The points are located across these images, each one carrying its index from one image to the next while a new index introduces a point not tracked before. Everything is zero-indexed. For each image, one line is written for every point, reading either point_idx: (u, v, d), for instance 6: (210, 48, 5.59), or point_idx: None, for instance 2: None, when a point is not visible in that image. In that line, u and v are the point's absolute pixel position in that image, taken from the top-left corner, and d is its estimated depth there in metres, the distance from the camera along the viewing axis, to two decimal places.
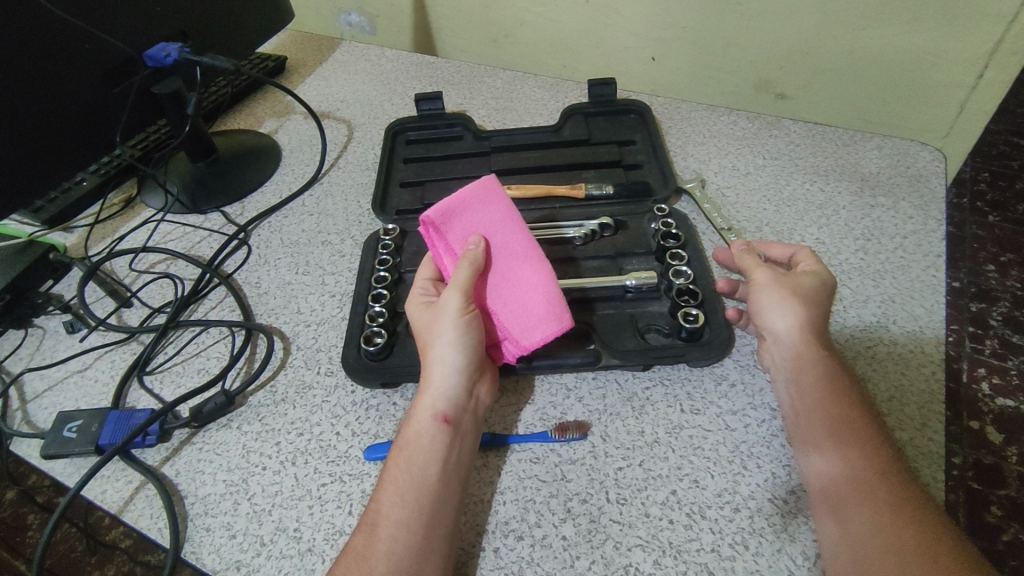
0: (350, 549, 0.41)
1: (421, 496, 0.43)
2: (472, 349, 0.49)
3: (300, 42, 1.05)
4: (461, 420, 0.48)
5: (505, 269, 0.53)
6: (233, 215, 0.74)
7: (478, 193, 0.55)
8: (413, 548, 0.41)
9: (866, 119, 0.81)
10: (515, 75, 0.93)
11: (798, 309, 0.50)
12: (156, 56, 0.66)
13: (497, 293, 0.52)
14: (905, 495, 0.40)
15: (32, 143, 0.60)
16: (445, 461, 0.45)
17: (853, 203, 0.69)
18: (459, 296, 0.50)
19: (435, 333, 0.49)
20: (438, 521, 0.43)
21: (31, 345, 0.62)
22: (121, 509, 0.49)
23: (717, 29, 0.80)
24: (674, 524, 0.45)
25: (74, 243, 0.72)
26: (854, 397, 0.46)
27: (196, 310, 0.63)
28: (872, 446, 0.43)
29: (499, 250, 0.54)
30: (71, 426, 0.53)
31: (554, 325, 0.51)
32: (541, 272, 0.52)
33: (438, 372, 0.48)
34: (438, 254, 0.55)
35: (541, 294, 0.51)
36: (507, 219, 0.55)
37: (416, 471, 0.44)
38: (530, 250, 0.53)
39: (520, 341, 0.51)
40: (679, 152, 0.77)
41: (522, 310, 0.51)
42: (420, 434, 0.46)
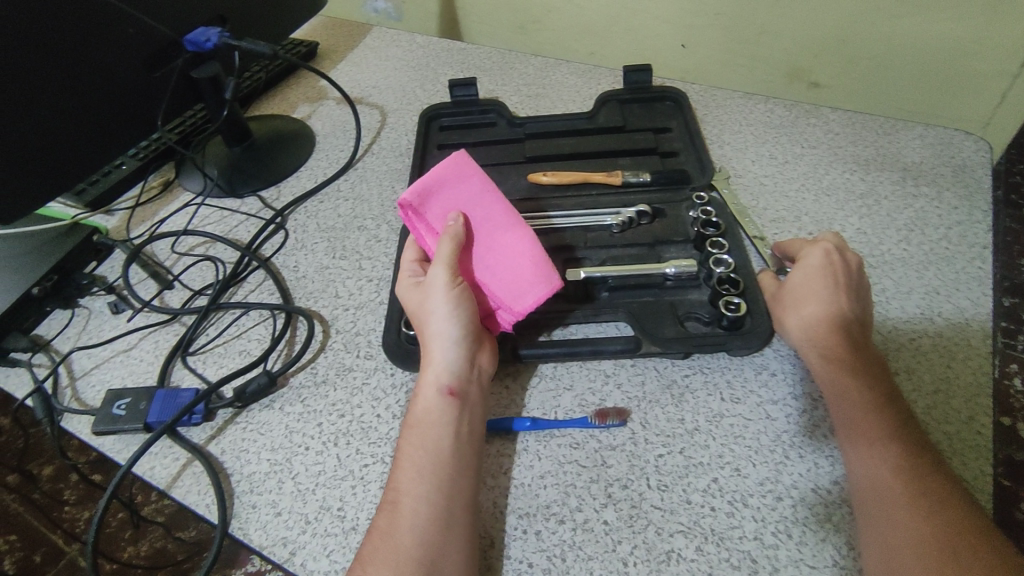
0: (376, 527, 0.42)
1: (437, 470, 0.44)
2: (468, 320, 0.49)
3: (331, 27, 1.06)
4: (467, 391, 0.48)
5: (489, 240, 0.53)
6: (270, 199, 0.74)
7: (451, 168, 0.53)
8: (434, 522, 0.41)
9: (907, 109, 0.80)
10: (546, 62, 0.93)
11: (785, 322, 0.52)
12: (196, 41, 0.67)
13: (485, 263, 0.52)
14: (935, 487, 0.40)
15: (78, 127, 0.61)
16: (457, 434, 0.46)
17: (895, 193, 0.67)
18: (444, 271, 0.50)
19: (428, 309, 0.50)
20: (459, 494, 0.43)
21: (78, 324, 0.63)
22: (170, 484, 0.50)
23: (753, 16, 0.79)
24: (716, 511, 0.45)
25: (115, 225, 0.73)
26: (879, 387, 0.46)
27: (236, 293, 0.64)
28: (901, 438, 0.43)
29: (479, 222, 0.53)
30: (119, 403, 0.54)
31: (545, 287, 0.51)
32: (526, 239, 0.52)
33: (439, 347, 0.48)
34: (420, 236, 0.54)
35: (528, 260, 0.51)
36: (485, 192, 0.54)
37: (428, 446, 0.45)
38: (511, 219, 0.53)
39: (514, 309, 0.51)
40: (716, 139, 0.76)
41: (511, 278, 0.51)
42: (428, 411, 0.47)
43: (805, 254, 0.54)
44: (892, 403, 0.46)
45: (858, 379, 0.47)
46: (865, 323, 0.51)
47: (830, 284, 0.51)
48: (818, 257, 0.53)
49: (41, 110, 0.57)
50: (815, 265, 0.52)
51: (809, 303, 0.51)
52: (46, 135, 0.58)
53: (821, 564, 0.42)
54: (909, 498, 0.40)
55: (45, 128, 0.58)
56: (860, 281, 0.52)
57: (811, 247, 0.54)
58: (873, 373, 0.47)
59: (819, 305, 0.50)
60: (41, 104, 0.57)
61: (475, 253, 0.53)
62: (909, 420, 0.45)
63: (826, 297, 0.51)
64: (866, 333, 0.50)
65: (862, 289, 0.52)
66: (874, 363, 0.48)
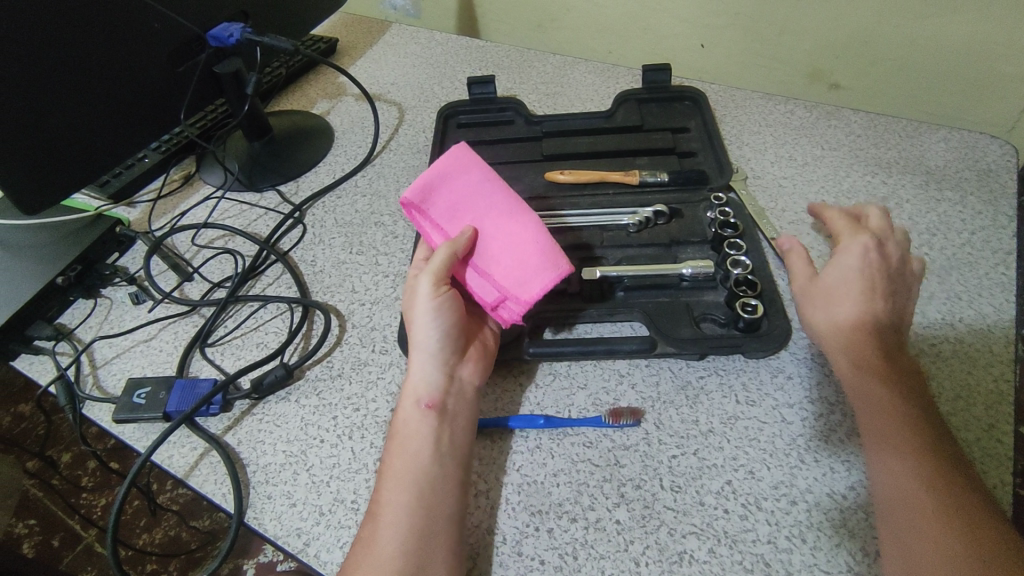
0: (358, 540, 0.42)
1: (413, 481, 0.44)
2: (449, 330, 0.49)
3: (350, 24, 1.06)
4: (447, 403, 0.48)
5: (493, 230, 0.52)
6: (289, 194, 0.75)
7: (452, 161, 0.54)
8: (410, 531, 0.41)
9: (941, 115, 0.78)
10: (565, 60, 0.92)
11: (812, 316, 0.52)
12: (219, 36, 0.68)
13: (489, 253, 0.51)
14: (955, 503, 0.39)
15: (102, 121, 0.62)
16: (436, 445, 0.45)
17: (917, 196, 0.67)
18: (429, 279, 0.50)
19: (412, 322, 0.50)
20: (437, 505, 0.43)
21: (100, 314, 0.64)
22: (187, 473, 0.51)
23: (774, 16, 0.78)
24: (730, 513, 0.44)
25: (137, 217, 0.74)
26: (907, 393, 0.45)
27: (254, 286, 0.65)
28: (922, 449, 0.42)
29: (483, 212, 0.53)
30: (140, 392, 0.55)
31: (551, 272, 0.50)
32: (529, 225, 0.52)
33: (419, 360, 0.49)
34: (426, 233, 0.55)
35: (532, 245, 0.51)
36: (486, 183, 0.54)
37: (405, 457, 0.45)
38: (514, 206, 0.53)
39: (520, 297, 0.49)
40: (735, 140, 0.76)
41: (515, 265, 0.50)
42: (405, 422, 0.47)
43: (845, 250, 0.53)
44: (920, 413, 0.44)
45: (886, 383, 0.46)
46: (897, 325, 0.50)
47: (860, 282, 0.51)
48: (858, 257, 0.52)
49: (65, 105, 0.58)
50: (855, 265, 0.52)
51: (840, 300, 0.51)
52: (70, 129, 0.59)
53: (836, 570, 0.41)
54: (930, 511, 0.39)
55: (70, 121, 0.59)
56: (897, 282, 0.51)
57: (849, 240, 0.54)
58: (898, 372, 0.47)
59: (851, 303, 0.50)
60: (66, 98, 0.57)
61: (479, 243, 0.52)
62: (941, 434, 0.43)
63: (859, 295, 0.50)
64: (899, 336, 0.49)
65: (900, 290, 0.51)
66: (904, 368, 0.47)
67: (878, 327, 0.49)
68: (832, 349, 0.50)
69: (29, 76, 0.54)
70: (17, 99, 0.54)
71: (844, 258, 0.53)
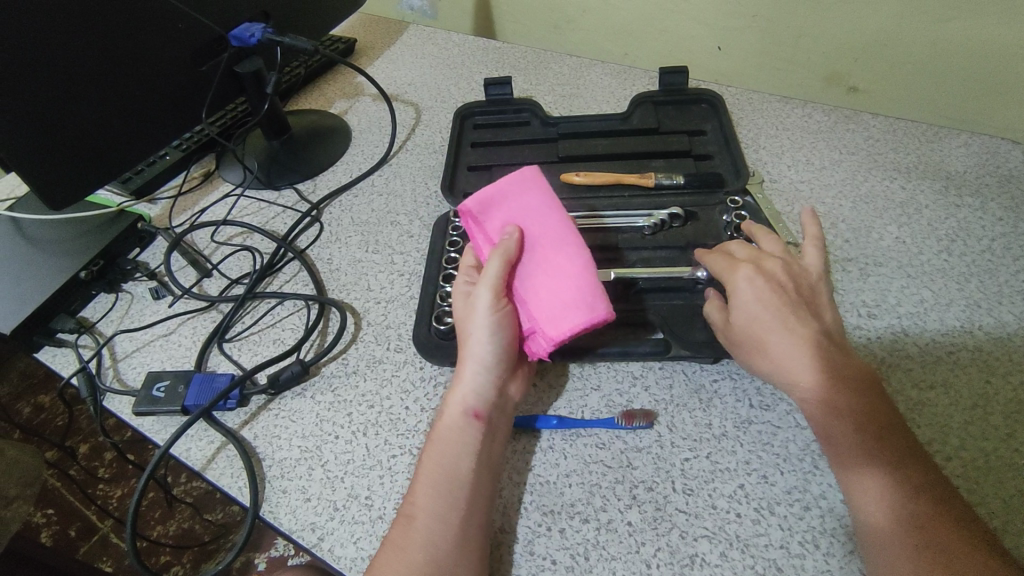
0: (390, 540, 0.42)
1: (453, 491, 0.43)
2: (504, 346, 0.49)
3: (368, 24, 1.07)
4: (492, 417, 0.48)
5: (538, 257, 0.50)
6: (306, 192, 0.76)
7: (515, 181, 0.53)
8: (447, 542, 0.41)
9: (968, 118, 0.76)
10: (581, 62, 0.93)
11: (757, 366, 0.48)
12: (241, 36, 0.69)
13: (530, 281, 0.49)
14: (941, 536, 0.37)
15: (125, 119, 0.63)
16: (478, 458, 0.45)
17: (937, 202, 0.66)
18: (489, 293, 0.48)
19: (469, 328, 0.49)
20: (475, 517, 0.43)
21: (121, 308, 0.65)
22: (204, 466, 0.52)
23: (793, 19, 0.78)
24: (742, 517, 0.44)
25: (158, 213, 0.75)
26: (865, 417, 0.42)
27: (272, 282, 0.66)
28: (896, 481, 0.40)
29: (534, 236, 0.51)
30: (159, 385, 0.56)
31: (584, 314, 0.47)
32: (575, 259, 0.49)
33: (471, 368, 0.48)
34: (478, 245, 0.54)
35: (572, 282, 0.48)
36: (546, 206, 0.52)
37: (448, 466, 0.45)
38: (567, 236, 0.50)
39: (549, 334, 0.48)
40: (751, 143, 0.76)
41: (552, 299, 0.48)
42: (451, 430, 0.46)
43: (732, 284, 0.50)
44: (889, 436, 0.42)
45: (839, 418, 0.43)
46: (833, 338, 0.47)
47: (773, 310, 0.47)
48: (747, 291, 0.49)
49: (90, 103, 0.59)
50: (750, 299, 0.48)
51: (771, 336, 0.47)
52: (95, 127, 0.60)
53: None
54: (911, 550, 0.37)
55: (95, 119, 0.60)
56: (806, 296, 0.49)
57: (733, 271, 0.51)
58: (860, 404, 0.43)
59: (781, 337, 0.46)
60: (91, 96, 0.58)
61: (523, 266, 0.50)
62: (913, 451, 0.41)
63: (787, 324, 0.47)
64: (838, 347, 0.47)
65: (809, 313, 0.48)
66: (852, 387, 0.44)
67: (822, 349, 0.46)
68: (788, 393, 0.46)
69: (55, 74, 0.55)
70: (45, 98, 0.55)
71: (742, 294, 0.49)
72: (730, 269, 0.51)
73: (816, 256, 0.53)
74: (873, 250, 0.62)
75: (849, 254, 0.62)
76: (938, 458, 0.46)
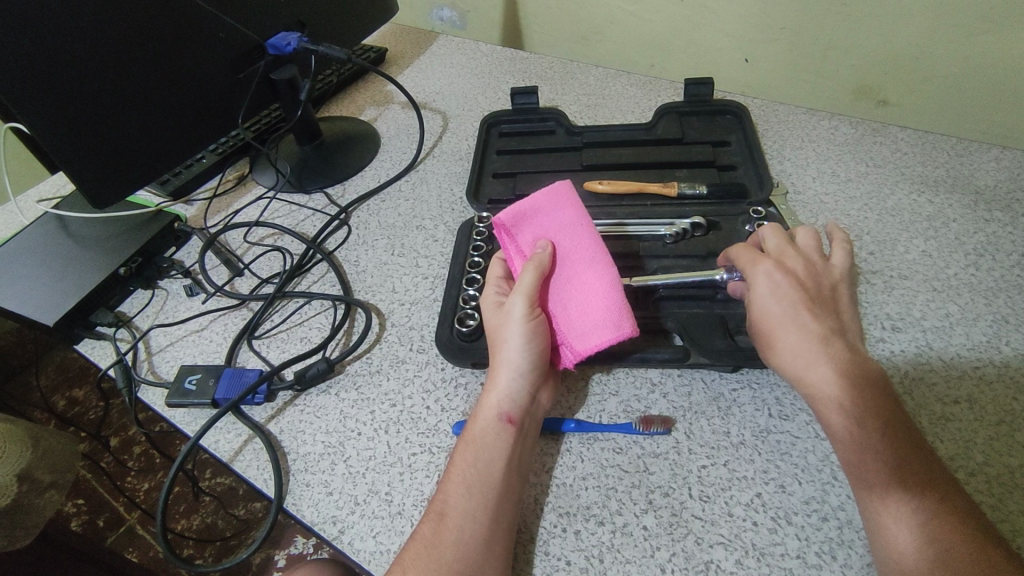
0: (419, 536, 0.42)
1: (485, 491, 0.43)
2: (538, 356, 0.49)
3: (399, 35, 1.10)
4: (524, 423, 0.48)
5: (570, 272, 0.52)
6: (335, 197, 0.78)
7: (549, 197, 0.55)
8: (478, 540, 0.41)
9: (1003, 133, 0.75)
10: (607, 73, 0.94)
11: (772, 361, 0.48)
12: (278, 45, 0.71)
13: (561, 296, 0.51)
14: (952, 538, 0.37)
15: (164, 119, 0.65)
16: (509, 461, 0.46)
17: (965, 216, 0.65)
18: (524, 302, 0.50)
19: (503, 336, 0.50)
20: (504, 519, 0.43)
21: (156, 304, 0.68)
22: (232, 457, 0.53)
23: (819, 31, 0.78)
24: (758, 526, 0.44)
25: (194, 213, 0.78)
26: (875, 418, 0.42)
27: (301, 282, 0.68)
28: (902, 482, 0.39)
29: (566, 253, 0.52)
30: (190, 378, 0.58)
31: (612, 332, 0.49)
32: (605, 279, 0.50)
33: (505, 374, 0.49)
34: (509, 255, 0.55)
35: (602, 301, 0.50)
36: (579, 223, 0.53)
37: (481, 466, 0.45)
38: (598, 255, 0.52)
39: (576, 348, 0.49)
40: (776, 155, 0.76)
41: (582, 316, 0.50)
42: (484, 432, 0.47)
43: (752, 277, 0.51)
44: (902, 438, 0.41)
45: (847, 418, 0.43)
46: (852, 339, 0.47)
47: (786, 305, 0.48)
48: (766, 283, 0.50)
49: (132, 105, 0.61)
50: (766, 292, 0.49)
51: (783, 331, 0.47)
52: (136, 129, 0.63)
53: None
54: (917, 549, 0.37)
55: (135, 120, 0.62)
56: (822, 292, 0.49)
57: (752, 266, 0.51)
58: (874, 407, 0.43)
59: (792, 334, 0.47)
60: (132, 98, 0.61)
61: (554, 280, 0.52)
62: (927, 455, 0.41)
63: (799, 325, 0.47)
64: (854, 347, 0.47)
65: (826, 309, 0.48)
66: (867, 390, 0.44)
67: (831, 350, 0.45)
68: (801, 392, 0.46)
69: (97, 75, 0.57)
70: (88, 98, 0.57)
71: (760, 286, 0.50)
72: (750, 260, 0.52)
73: (843, 259, 0.54)
74: (898, 263, 0.61)
75: (873, 267, 0.61)
76: (961, 473, 0.46)
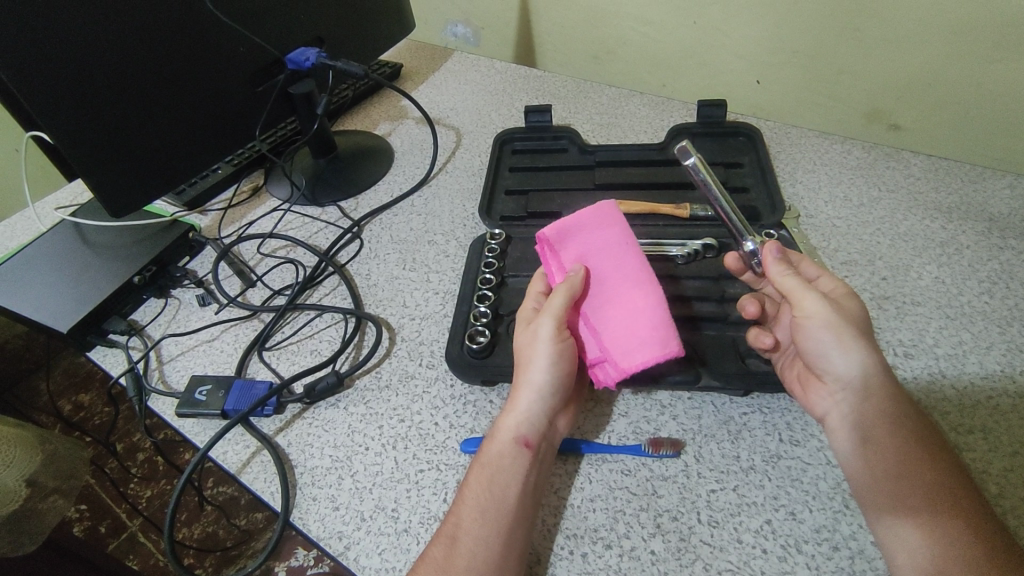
0: (430, 558, 0.42)
1: (497, 516, 0.43)
2: (561, 379, 0.49)
3: (414, 51, 1.12)
4: (540, 447, 0.48)
5: (612, 290, 0.51)
6: (349, 210, 0.79)
7: (595, 216, 0.55)
8: (492, 563, 0.41)
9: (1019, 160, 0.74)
10: (620, 93, 0.95)
11: (859, 351, 0.46)
12: (297, 60, 0.72)
13: (601, 312, 0.51)
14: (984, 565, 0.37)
15: (184, 132, 0.66)
16: (524, 485, 0.45)
17: (979, 243, 0.65)
18: (553, 322, 0.50)
19: (528, 356, 0.50)
20: (514, 546, 0.43)
21: (169, 313, 0.69)
22: (239, 470, 0.54)
23: (832, 56, 0.78)
24: (768, 554, 0.44)
25: (208, 223, 0.79)
26: (901, 440, 0.44)
27: (312, 295, 0.68)
28: (934, 511, 0.40)
29: (608, 271, 0.52)
30: (201, 389, 0.58)
31: (656, 350, 0.48)
32: (650, 297, 0.50)
33: (527, 396, 0.48)
34: (552, 273, 0.56)
35: (646, 319, 0.49)
36: (622, 243, 0.53)
37: (495, 491, 0.45)
38: (642, 274, 0.51)
39: (619, 364, 0.49)
40: (788, 177, 0.76)
41: (624, 333, 0.49)
42: (501, 455, 0.46)
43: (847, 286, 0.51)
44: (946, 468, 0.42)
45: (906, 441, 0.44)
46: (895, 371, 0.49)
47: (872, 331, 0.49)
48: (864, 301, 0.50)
49: (153, 118, 0.62)
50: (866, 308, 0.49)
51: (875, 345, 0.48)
52: (156, 141, 0.64)
53: None
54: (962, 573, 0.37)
55: (152, 128, 0.63)
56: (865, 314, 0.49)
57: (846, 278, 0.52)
58: (927, 437, 0.44)
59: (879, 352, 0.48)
60: (153, 111, 0.62)
61: (595, 297, 0.52)
62: (947, 475, 0.42)
63: (861, 339, 0.47)
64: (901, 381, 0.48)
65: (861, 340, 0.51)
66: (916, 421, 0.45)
67: (854, 367, 0.46)
68: (864, 398, 0.46)
69: (121, 88, 0.58)
70: (111, 110, 0.58)
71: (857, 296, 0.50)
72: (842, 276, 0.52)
73: None
74: (911, 290, 0.61)
75: (886, 292, 0.61)
76: None
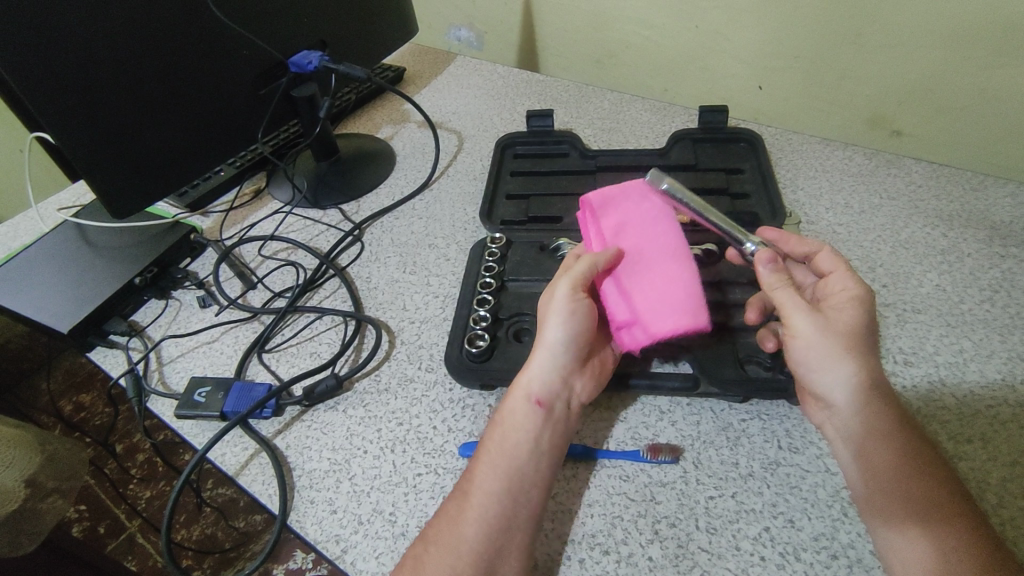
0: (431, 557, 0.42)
1: (501, 483, 0.45)
2: (576, 339, 0.50)
3: (417, 54, 1.12)
4: (555, 406, 0.49)
5: (647, 260, 0.53)
6: (350, 213, 0.79)
7: (639, 188, 0.57)
8: (490, 545, 0.42)
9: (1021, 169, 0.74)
10: (622, 98, 0.95)
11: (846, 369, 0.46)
12: (299, 63, 0.73)
13: (635, 278, 0.52)
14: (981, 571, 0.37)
15: (187, 135, 0.66)
16: (536, 444, 0.47)
17: (980, 251, 0.65)
18: (568, 284, 0.51)
19: (545, 316, 0.51)
20: (521, 511, 0.44)
21: (169, 314, 0.69)
22: (238, 471, 0.54)
23: (833, 62, 0.78)
24: (766, 561, 0.44)
25: (210, 225, 0.79)
26: (898, 444, 0.44)
27: (312, 297, 0.68)
28: (934, 517, 0.40)
29: (648, 241, 0.54)
30: (200, 391, 0.58)
31: (688, 319, 0.49)
32: (685, 271, 0.51)
33: (540, 356, 0.50)
34: (588, 237, 0.57)
35: (682, 288, 0.50)
36: (664, 216, 0.55)
37: (508, 446, 0.46)
38: (680, 250, 0.53)
39: (650, 329, 0.49)
40: (789, 184, 0.76)
41: (659, 299, 0.50)
42: (514, 411, 0.48)
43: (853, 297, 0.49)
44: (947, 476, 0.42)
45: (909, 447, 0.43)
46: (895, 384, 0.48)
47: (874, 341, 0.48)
48: (870, 308, 0.48)
49: (156, 120, 0.63)
50: (866, 320, 0.48)
51: (869, 361, 0.47)
52: (159, 143, 0.64)
53: None
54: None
55: (154, 130, 0.63)
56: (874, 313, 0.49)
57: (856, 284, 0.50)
58: (927, 445, 0.44)
59: (875, 366, 0.47)
60: (157, 114, 0.63)
61: (626, 264, 0.53)
62: (946, 484, 0.42)
63: (852, 354, 0.46)
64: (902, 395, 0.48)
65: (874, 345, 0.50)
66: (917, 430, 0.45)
67: (846, 377, 0.46)
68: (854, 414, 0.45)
69: (125, 91, 0.59)
70: (115, 112, 0.59)
71: (859, 305, 0.48)
72: (854, 282, 0.50)
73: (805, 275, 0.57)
74: (912, 297, 0.61)
75: (886, 299, 0.61)
76: None
